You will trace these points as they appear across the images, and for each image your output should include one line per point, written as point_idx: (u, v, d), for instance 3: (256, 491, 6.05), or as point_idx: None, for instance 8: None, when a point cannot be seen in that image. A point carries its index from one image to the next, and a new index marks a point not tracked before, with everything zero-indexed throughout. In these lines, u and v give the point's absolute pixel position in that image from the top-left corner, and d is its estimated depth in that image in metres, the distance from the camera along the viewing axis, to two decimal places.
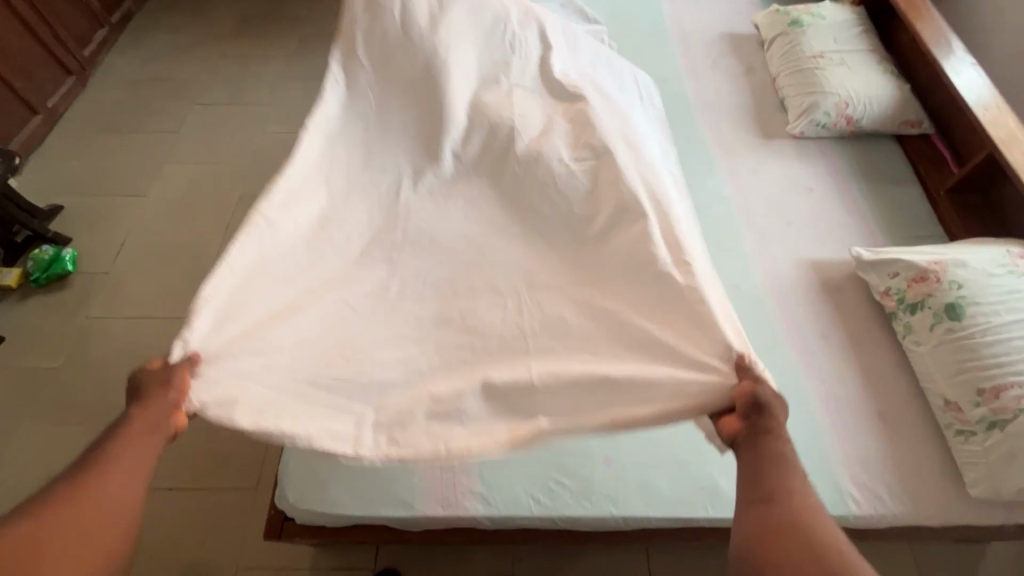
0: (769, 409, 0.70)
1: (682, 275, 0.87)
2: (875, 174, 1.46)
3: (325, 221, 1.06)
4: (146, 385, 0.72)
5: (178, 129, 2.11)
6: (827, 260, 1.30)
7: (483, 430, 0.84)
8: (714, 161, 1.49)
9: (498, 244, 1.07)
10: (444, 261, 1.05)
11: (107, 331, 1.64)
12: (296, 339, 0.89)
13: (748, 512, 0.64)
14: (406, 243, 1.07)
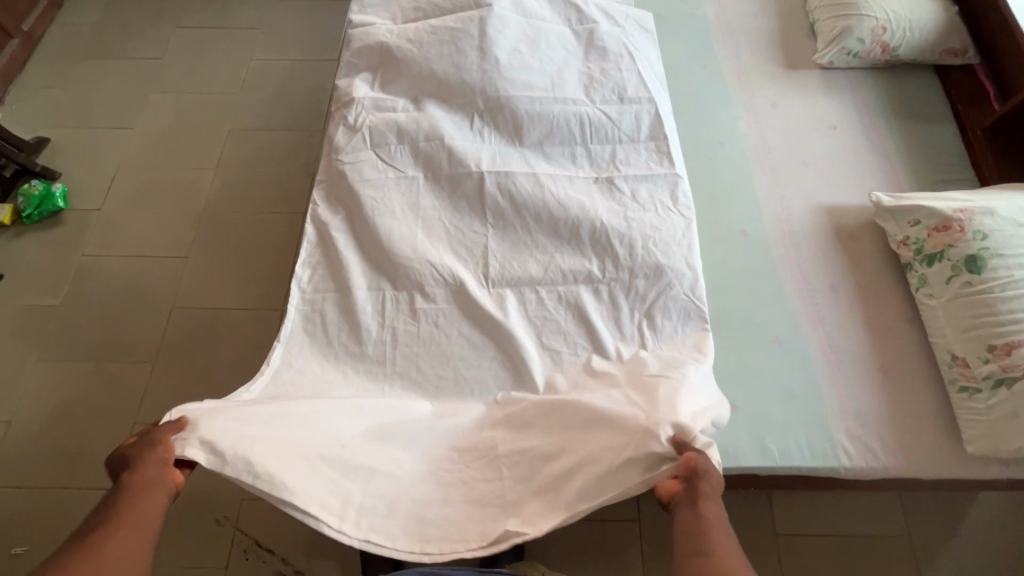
0: (708, 476, 0.82)
1: (647, 373, 0.95)
2: (907, 111, 1.34)
3: (342, 303, 1.12)
4: (137, 451, 0.81)
5: (161, 56, 1.99)
6: (844, 206, 1.22)
7: (454, 524, 0.92)
8: (731, 95, 1.37)
9: (498, 311, 1.10)
10: (444, 343, 1.08)
11: (103, 269, 1.63)
12: (303, 424, 0.95)
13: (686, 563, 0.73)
14: (413, 324, 1.09)
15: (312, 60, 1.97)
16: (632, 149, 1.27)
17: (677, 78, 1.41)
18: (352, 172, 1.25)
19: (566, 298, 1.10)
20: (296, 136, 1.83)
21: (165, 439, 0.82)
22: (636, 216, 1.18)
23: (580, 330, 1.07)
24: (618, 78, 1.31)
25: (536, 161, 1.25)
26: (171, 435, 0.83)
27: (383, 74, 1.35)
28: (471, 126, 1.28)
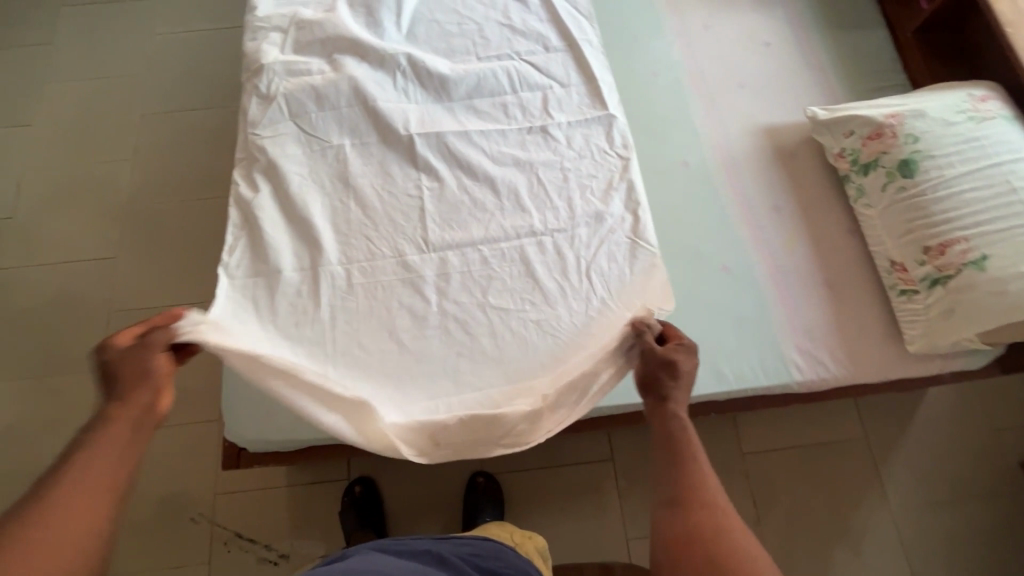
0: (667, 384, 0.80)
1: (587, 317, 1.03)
2: (839, 19, 1.31)
3: (272, 287, 1.07)
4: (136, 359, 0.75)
5: (52, 41, 1.81)
6: (782, 124, 1.20)
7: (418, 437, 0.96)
8: (662, 19, 1.32)
9: (444, 272, 1.08)
10: (382, 316, 1.05)
11: (26, 280, 1.52)
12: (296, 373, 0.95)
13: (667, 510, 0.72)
14: (357, 299, 1.06)
15: (222, 30, 1.82)
16: (564, 93, 1.23)
17: (605, 9, 1.34)
18: (269, 142, 1.16)
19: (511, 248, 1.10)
20: (216, 115, 1.70)
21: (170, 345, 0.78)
22: (571, 164, 1.17)
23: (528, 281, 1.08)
24: (541, 29, 1.30)
25: (467, 117, 1.21)
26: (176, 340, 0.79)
27: (293, 34, 1.25)
28: (394, 84, 1.22)
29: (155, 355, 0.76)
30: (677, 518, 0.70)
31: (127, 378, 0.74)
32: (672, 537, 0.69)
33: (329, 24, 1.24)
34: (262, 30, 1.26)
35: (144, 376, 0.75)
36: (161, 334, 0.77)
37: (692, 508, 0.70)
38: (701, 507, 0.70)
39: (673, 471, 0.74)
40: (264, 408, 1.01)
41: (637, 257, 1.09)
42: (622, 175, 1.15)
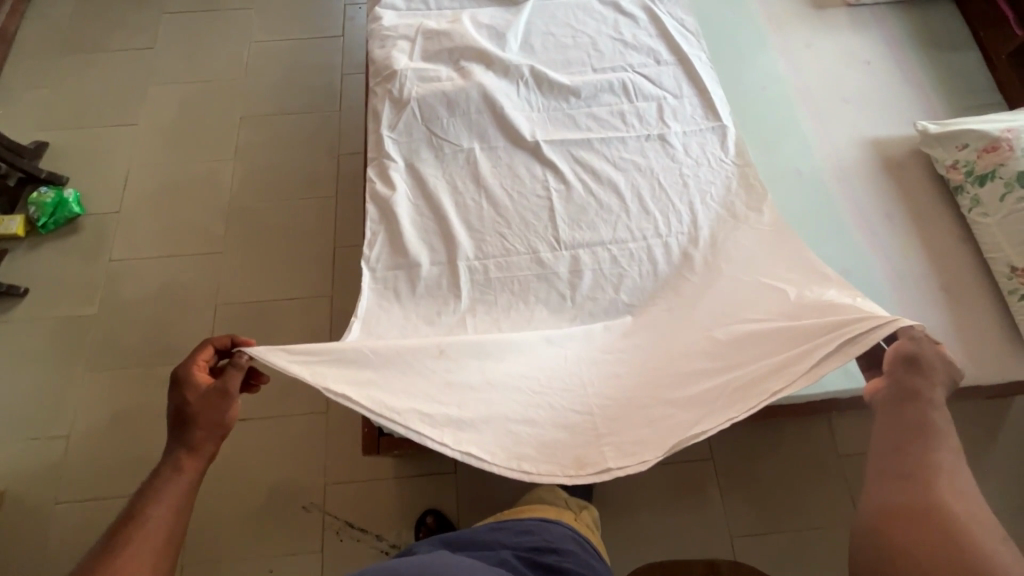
0: (921, 375, 0.78)
1: None
2: (933, 40, 1.38)
3: (413, 278, 1.12)
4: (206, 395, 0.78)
5: (154, 46, 1.88)
6: (888, 137, 1.26)
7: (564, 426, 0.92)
8: (765, 37, 1.39)
9: (578, 268, 1.13)
10: (521, 310, 1.09)
11: (134, 273, 1.57)
12: (418, 380, 0.90)
13: (888, 486, 0.71)
14: (496, 292, 1.11)
15: (316, 39, 1.91)
16: (678, 103, 1.30)
17: (709, 27, 1.42)
18: (402, 143, 1.23)
19: (638, 250, 1.15)
20: (313, 120, 1.77)
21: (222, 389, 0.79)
22: (690, 170, 1.23)
23: (657, 281, 1.13)
24: (651, 44, 1.37)
25: (587, 124, 1.27)
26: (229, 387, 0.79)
27: (420, 44, 1.32)
28: (518, 93, 1.29)
29: (227, 399, 0.78)
30: (896, 487, 0.71)
31: (202, 417, 0.77)
32: (890, 508, 0.69)
33: (456, 36, 1.31)
34: (391, 39, 1.33)
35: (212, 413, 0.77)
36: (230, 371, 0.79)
37: (921, 478, 0.70)
38: (928, 484, 0.69)
39: (908, 448, 0.73)
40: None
41: (778, 249, 1.12)
42: (740, 183, 1.22)
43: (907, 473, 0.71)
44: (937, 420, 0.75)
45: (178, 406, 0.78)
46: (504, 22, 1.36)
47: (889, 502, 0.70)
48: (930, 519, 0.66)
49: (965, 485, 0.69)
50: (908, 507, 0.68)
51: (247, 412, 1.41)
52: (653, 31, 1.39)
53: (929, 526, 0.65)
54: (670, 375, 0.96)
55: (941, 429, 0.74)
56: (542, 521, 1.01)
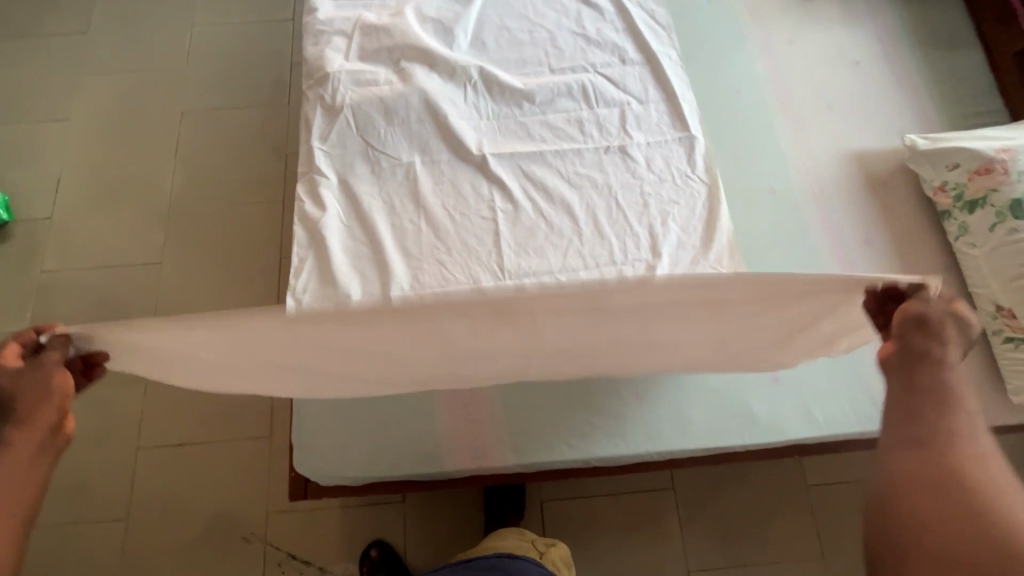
0: (936, 334, 0.64)
1: None
2: (931, 37, 1.24)
3: None
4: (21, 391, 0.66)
5: (88, 31, 1.73)
6: (873, 150, 1.14)
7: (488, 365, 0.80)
8: (744, 32, 1.25)
9: None
10: None
11: (68, 285, 1.47)
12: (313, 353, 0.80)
13: (895, 461, 0.64)
14: None
15: (264, 24, 1.75)
16: (643, 109, 1.17)
17: (682, 21, 1.28)
18: (335, 156, 1.12)
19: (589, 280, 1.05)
20: (260, 115, 1.64)
21: (50, 378, 0.67)
22: (651, 188, 1.11)
23: None
24: (616, 40, 1.23)
25: (540, 134, 1.15)
26: (60, 374, 0.68)
27: (358, 41, 1.19)
28: (465, 98, 1.16)
29: (42, 370, 0.67)
30: (907, 463, 0.63)
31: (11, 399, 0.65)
32: (898, 488, 0.63)
33: (397, 32, 1.18)
34: (326, 35, 1.20)
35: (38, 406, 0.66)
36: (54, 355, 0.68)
37: (935, 453, 0.62)
38: (946, 461, 0.61)
39: (921, 416, 0.64)
40: (337, 438, 0.96)
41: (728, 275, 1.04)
42: (707, 203, 1.10)
43: (919, 448, 0.63)
44: (953, 381, 0.64)
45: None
46: (452, 15, 1.22)
47: (897, 482, 0.63)
48: (947, 504, 0.60)
49: (982, 451, 0.62)
50: (920, 491, 0.61)
51: (186, 437, 1.34)
52: (619, 25, 1.25)
53: (945, 516, 0.59)
54: (578, 350, 0.87)
55: (959, 390, 0.64)
56: (506, 555, 0.96)
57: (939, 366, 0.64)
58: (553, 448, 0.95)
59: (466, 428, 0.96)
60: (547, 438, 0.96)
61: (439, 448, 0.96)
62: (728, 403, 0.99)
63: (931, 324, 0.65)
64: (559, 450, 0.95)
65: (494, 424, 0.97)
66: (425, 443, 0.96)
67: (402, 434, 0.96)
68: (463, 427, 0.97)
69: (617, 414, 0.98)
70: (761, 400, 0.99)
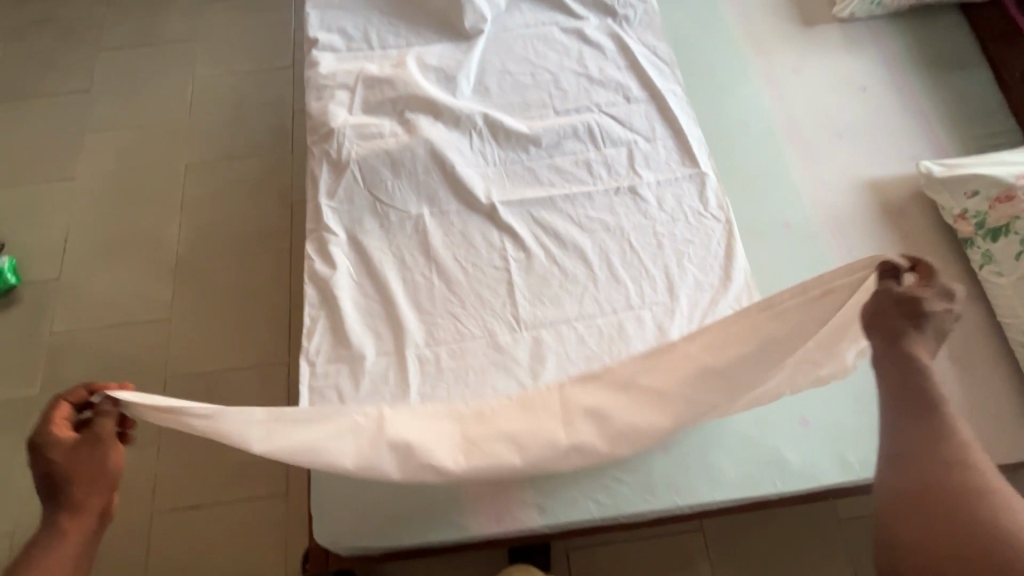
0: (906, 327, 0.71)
1: None
2: (938, 58, 1.22)
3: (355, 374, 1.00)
4: (80, 464, 0.71)
5: (90, 87, 1.74)
6: (887, 178, 1.12)
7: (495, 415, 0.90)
8: (748, 61, 1.24)
9: (541, 352, 1.01)
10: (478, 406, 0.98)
11: (78, 347, 1.46)
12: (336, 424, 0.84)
13: (892, 469, 0.73)
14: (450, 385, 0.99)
15: (264, 72, 1.76)
16: (651, 147, 1.16)
17: (685, 52, 1.26)
18: (342, 213, 1.11)
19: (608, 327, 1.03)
20: (263, 164, 1.64)
21: (108, 449, 0.73)
22: (665, 228, 1.10)
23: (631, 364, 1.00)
24: (619, 77, 1.23)
25: (549, 178, 1.14)
26: (116, 446, 0.74)
27: (361, 93, 1.18)
28: (471, 146, 1.15)
29: (103, 442, 0.73)
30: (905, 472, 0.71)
31: (68, 477, 0.71)
32: (899, 493, 0.71)
33: (400, 84, 1.18)
34: (330, 90, 1.20)
35: (94, 477, 0.72)
36: (107, 426, 0.74)
37: (925, 460, 0.70)
38: (939, 475, 0.69)
39: (905, 424, 0.72)
40: (358, 506, 0.93)
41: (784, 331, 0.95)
42: (722, 241, 1.08)
43: (914, 459, 0.71)
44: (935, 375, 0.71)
45: (41, 469, 0.70)
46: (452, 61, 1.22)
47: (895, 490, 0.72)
48: (944, 521, 0.68)
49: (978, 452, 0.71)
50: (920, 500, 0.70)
51: (201, 498, 1.31)
52: (622, 62, 1.24)
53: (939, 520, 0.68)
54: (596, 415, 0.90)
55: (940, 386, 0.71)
56: None
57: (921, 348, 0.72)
58: (580, 507, 0.92)
59: (491, 490, 0.94)
60: (573, 495, 0.93)
61: (464, 512, 0.93)
62: (758, 450, 0.96)
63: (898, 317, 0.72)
64: (586, 508, 0.92)
65: (518, 485, 0.94)
66: (449, 507, 0.93)
67: (425, 499, 0.94)
68: (487, 488, 0.94)
69: (644, 467, 0.95)
70: (793, 444, 0.96)
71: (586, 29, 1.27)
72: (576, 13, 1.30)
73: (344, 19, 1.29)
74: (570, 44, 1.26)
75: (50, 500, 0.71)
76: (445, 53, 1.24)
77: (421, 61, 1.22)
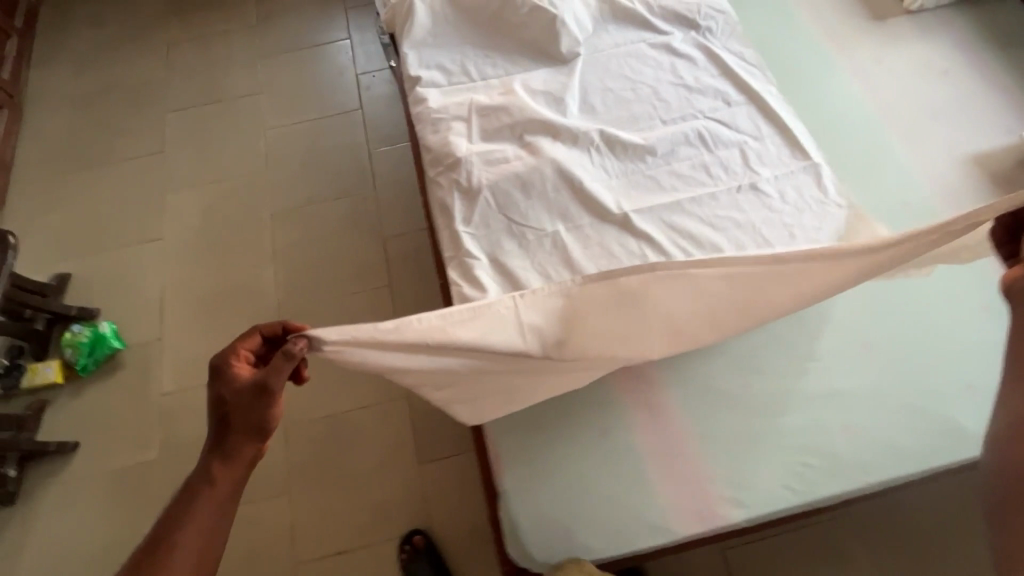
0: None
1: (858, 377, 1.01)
2: (1008, 38, 1.31)
3: None
4: (250, 404, 0.75)
5: (164, 148, 1.77)
6: (990, 151, 1.19)
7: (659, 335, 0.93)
8: (832, 58, 1.31)
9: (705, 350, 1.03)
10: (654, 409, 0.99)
11: (190, 404, 1.44)
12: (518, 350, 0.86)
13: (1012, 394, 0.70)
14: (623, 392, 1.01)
15: (334, 116, 1.80)
16: (761, 145, 1.21)
17: (770, 55, 1.34)
18: (480, 238, 1.13)
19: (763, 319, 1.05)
20: (349, 204, 1.66)
21: (273, 395, 0.75)
22: (793, 219, 1.14)
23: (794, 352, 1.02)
24: (715, 84, 1.29)
25: (671, 183, 1.18)
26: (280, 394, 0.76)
27: (477, 123, 1.23)
28: (591, 161, 1.19)
29: (270, 390, 0.75)
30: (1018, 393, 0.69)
31: (241, 418, 0.76)
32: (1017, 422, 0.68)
33: (514, 109, 1.22)
34: (445, 122, 1.24)
35: (258, 419, 0.76)
36: (273, 374, 0.74)
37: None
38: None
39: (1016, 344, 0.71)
40: (558, 524, 0.93)
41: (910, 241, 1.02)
42: (851, 226, 1.13)
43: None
44: None
45: (218, 400, 0.76)
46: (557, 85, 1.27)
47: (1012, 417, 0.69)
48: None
49: None
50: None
51: (344, 542, 1.30)
52: (714, 70, 1.31)
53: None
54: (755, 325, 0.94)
55: None
56: None
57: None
58: (777, 496, 0.93)
59: (685, 490, 0.94)
60: (767, 485, 0.94)
61: (663, 515, 0.93)
62: (936, 420, 0.98)
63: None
64: (782, 497, 0.93)
65: (712, 483, 0.95)
66: (647, 511, 0.93)
67: (621, 508, 0.94)
68: (681, 489, 0.94)
69: (830, 450, 0.96)
70: (967, 411, 0.98)
71: (674, 42, 1.34)
72: (661, 29, 1.36)
73: (443, 56, 1.35)
74: (662, 58, 1.33)
75: (224, 427, 0.77)
76: (548, 77, 1.29)
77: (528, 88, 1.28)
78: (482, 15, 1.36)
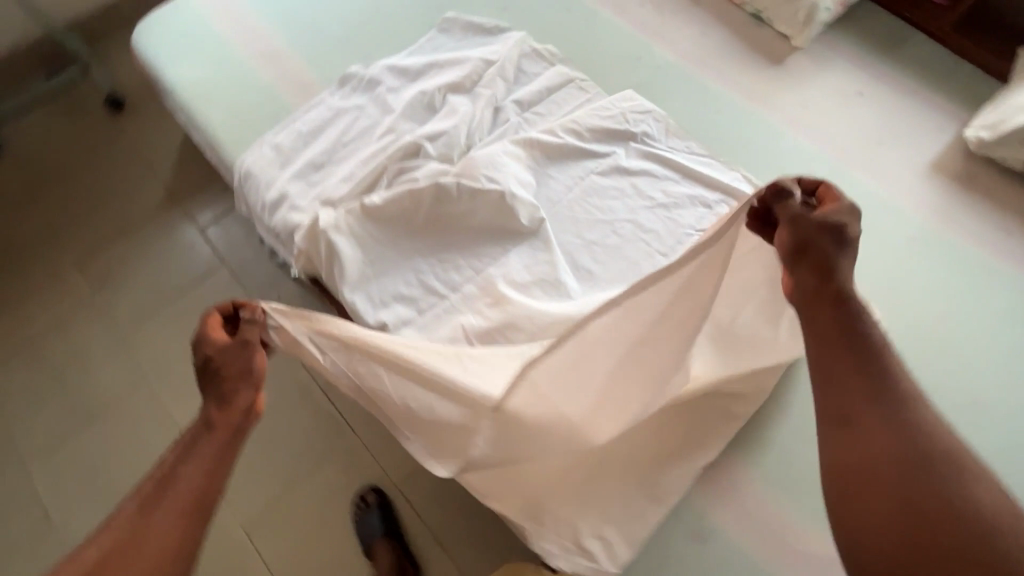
0: (833, 245, 0.77)
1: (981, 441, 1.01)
2: (887, 40, 1.38)
3: None
4: (226, 365, 0.74)
5: (58, 516, 1.33)
6: (940, 155, 1.25)
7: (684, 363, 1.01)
8: (765, 119, 1.31)
9: None
10: None
11: None
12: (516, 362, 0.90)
13: (828, 434, 0.70)
14: None
15: None
16: None
17: (709, 137, 1.30)
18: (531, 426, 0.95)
19: None
20: (336, 467, 1.35)
21: (253, 354, 0.76)
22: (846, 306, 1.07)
23: None
24: (685, 190, 1.20)
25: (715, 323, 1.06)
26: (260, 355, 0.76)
27: None
28: None
29: (251, 346, 0.76)
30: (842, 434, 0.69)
31: (222, 368, 0.74)
32: (838, 464, 0.68)
33: (521, 321, 1.03)
34: None
35: (235, 370, 0.74)
36: (251, 330, 0.77)
37: (856, 414, 0.69)
38: (873, 444, 0.66)
39: (834, 368, 0.72)
40: None
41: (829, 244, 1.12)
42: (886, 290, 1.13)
43: (845, 425, 0.69)
44: (852, 309, 0.74)
45: (201, 361, 0.75)
46: (541, 265, 1.10)
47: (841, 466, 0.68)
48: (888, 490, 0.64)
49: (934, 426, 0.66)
50: (859, 480, 0.66)
51: None
52: (674, 174, 1.22)
53: (893, 502, 0.63)
54: None
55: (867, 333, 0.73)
56: None
57: (820, 273, 0.77)
58: None
59: None
60: None
61: None
62: None
63: (819, 242, 0.78)
64: None
65: None
66: None
67: None
68: None
69: None
70: None
71: (621, 160, 1.23)
72: (599, 152, 1.25)
73: (396, 282, 1.10)
74: (618, 181, 1.21)
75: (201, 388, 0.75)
76: (529, 258, 1.12)
77: (515, 284, 1.08)
78: (415, 217, 1.13)
